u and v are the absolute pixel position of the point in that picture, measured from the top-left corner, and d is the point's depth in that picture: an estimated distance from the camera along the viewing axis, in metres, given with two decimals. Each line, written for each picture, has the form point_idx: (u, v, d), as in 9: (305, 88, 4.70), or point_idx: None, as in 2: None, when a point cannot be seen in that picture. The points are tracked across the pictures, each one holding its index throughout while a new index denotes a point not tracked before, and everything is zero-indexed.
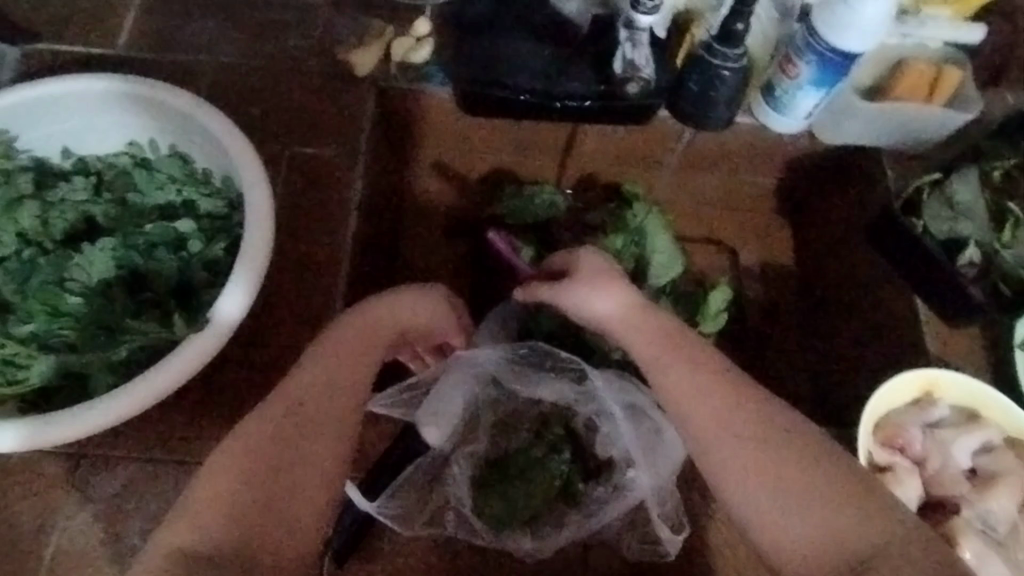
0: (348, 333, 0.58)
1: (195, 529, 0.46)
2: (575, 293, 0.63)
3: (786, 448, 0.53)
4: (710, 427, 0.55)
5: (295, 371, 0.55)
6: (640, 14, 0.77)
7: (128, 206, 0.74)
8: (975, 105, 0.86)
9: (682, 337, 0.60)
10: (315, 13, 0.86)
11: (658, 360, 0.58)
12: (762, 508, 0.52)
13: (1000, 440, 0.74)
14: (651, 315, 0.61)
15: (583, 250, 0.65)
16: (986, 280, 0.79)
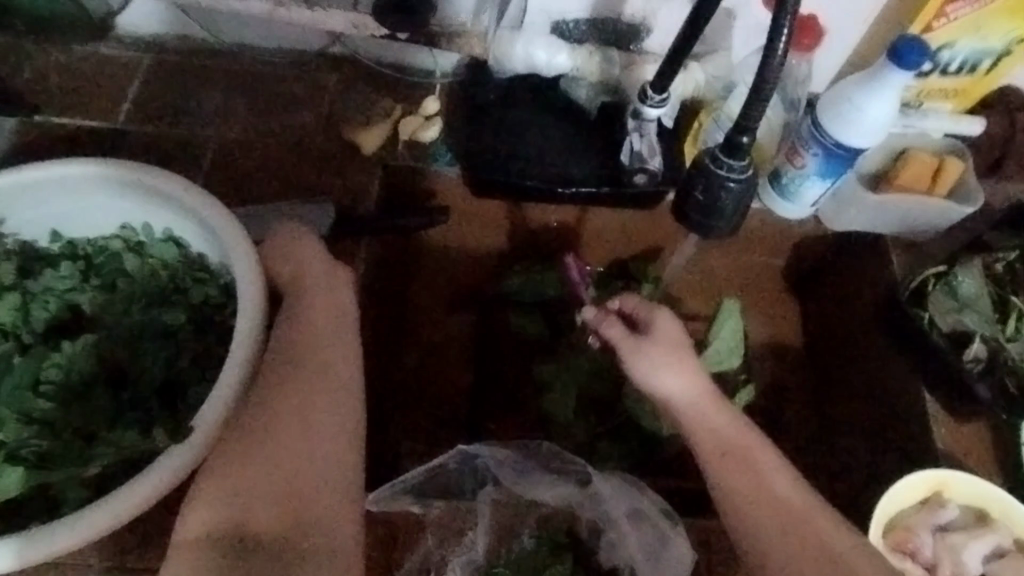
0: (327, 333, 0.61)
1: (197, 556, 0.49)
2: (648, 367, 0.63)
3: (818, 528, 0.54)
4: (746, 501, 0.56)
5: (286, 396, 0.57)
6: (648, 108, 0.75)
7: (116, 292, 0.73)
8: (975, 197, 0.87)
9: (744, 431, 0.60)
10: (323, 91, 0.89)
11: (719, 452, 0.58)
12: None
13: (1010, 543, 0.74)
14: (717, 404, 0.61)
15: (661, 316, 0.66)
16: (993, 376, 0.78)
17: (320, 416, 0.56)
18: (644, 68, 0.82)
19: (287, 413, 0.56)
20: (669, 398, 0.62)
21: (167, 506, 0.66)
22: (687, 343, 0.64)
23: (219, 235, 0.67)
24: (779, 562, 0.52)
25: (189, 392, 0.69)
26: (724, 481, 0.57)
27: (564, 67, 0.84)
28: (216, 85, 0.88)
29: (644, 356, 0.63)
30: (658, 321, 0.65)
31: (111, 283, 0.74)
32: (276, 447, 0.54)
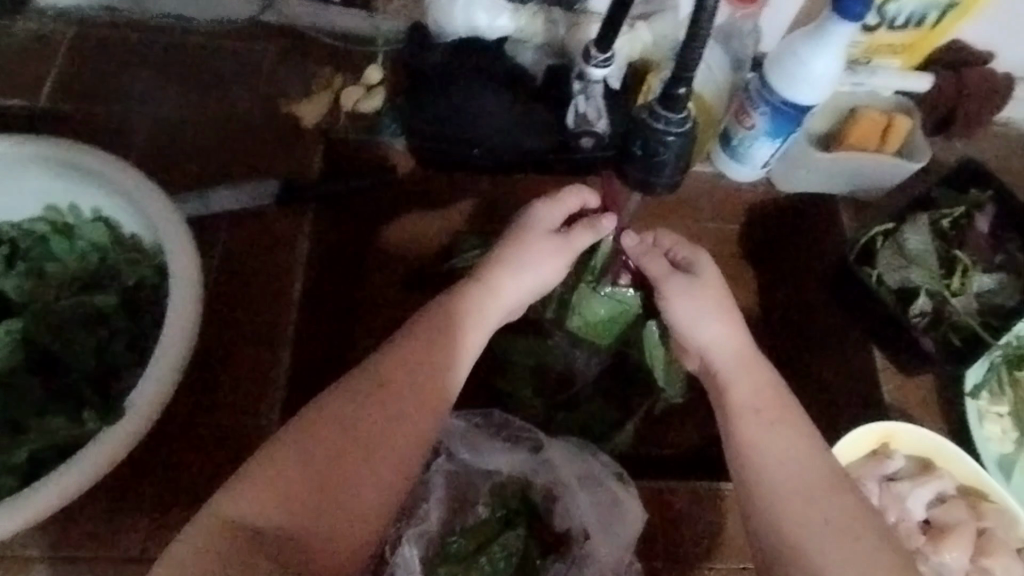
0: (413, 345, 0.57)
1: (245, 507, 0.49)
2: (696, 310, 0.65)
3: (831, 514, 0.55)
4: (770, 470, 0.57)
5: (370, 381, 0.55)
6: (593, 68, 0.75)
7: (44, 277, 0.72)
8: (923, 153, 0.87)
9: (777, 391, 0.61)
10: (261, 61, 0.87)
11: (755, 409, 0.60)
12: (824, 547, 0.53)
13: (953, 489, 0.76)
14: (760, 364, 0.63)
15: (706, 262, 0.68)
16: (936, 330, 0.80)
17: (384, 442, 0.53)
18: (588, 27, 0.81)
19: (340, 411, 0.54)
20: (711, 343, 0.64)
21: (113, 489, 0.67)
22: (727, 296, 0.66)
23: (150, 214, 0.67)
24: (809, 536, 0.54)
25: (124, 377, 0.68)
26: (754, 439, 0.58)
27: (506, 31, 0.82)
28: (145, 57, 0.86)
29: (692, 300, 0.65)
30: (703, 267, 0.67)
31: (41, 267, 0.73)
32: (360, 443, 0.53)
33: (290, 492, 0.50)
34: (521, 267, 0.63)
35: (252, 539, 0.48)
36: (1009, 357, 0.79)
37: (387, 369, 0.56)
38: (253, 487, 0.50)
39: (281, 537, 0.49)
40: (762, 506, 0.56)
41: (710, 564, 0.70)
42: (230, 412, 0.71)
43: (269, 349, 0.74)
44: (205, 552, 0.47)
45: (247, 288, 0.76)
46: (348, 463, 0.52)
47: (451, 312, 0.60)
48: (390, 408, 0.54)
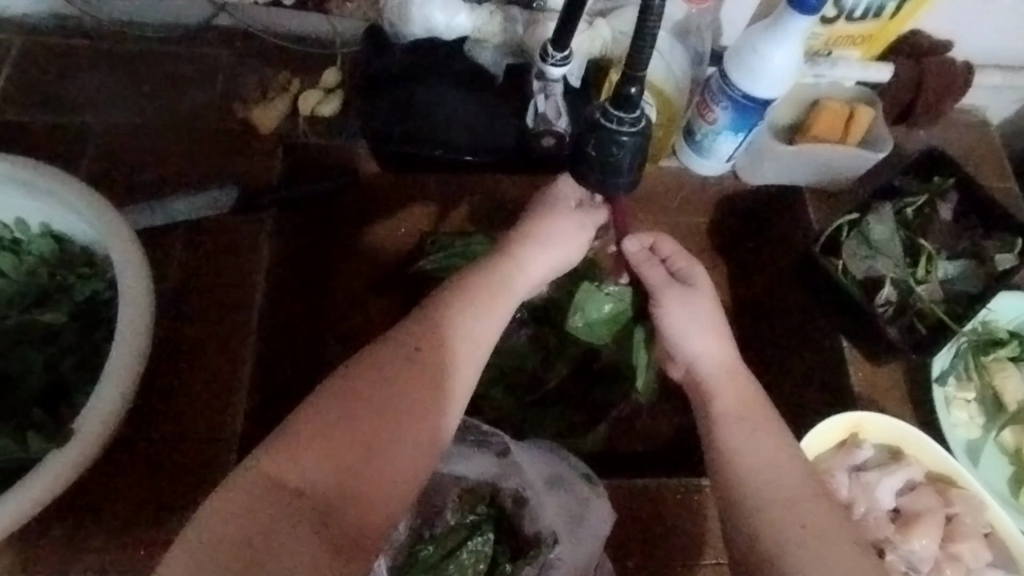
0: (432, 334, 0.56)
1: (285, 467, 0.48)
2: (685, 323, 0.65)
3: (815, 517, 0.54)
4: (753, 474, 0.57)
5: (386, 361, 0.54)
6: (550, 66, 0.74)
7: None
8: (885, 143, 0.87)
9: (761, 403, 0.61)
10: (216, 66, 0.86)
11: (737, 416, 0.60)
12: (807, 543, 0.52)
13: (921, 477, 0.76)
14: (744, 376, 0.63)
15: (701, 275, 0.68)
16: (902, 319, 0.80)
17: (403, 435, 0.51)
18: (546, 25, 0.79)
19: (366, 390, 0.52)
20: (699, 353, 0.64)
21: (70, 507, 0.66)
22: (719, 312, 0.67)
23: (99, 227, 0.66)
24: (792, 534, 0.53)
25: (78, 394, 0.67)
26: (741, 443, 0.58)
27: (463, 29, 0.80)
28: (97, 67, 0.84)
29: (684, 311, 0.66)
30: (700, 281, 0.68)
31: None
32: (395, 405, 0.52)
33: (329, 452, 0.49)
34: (545, 243, 0.65)
35: (293, 496, 0.47)
36: (975, 342, 0.82)
37: (422, 334, 0.56)
38: (292, 446, 0.49)
39: (322, 496, 0.48)
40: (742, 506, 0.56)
41: (682, 560, 0.70)
42: (191, 426, 0.70)
43: (228, 360, 0.73)
44: (238, 513, 0.46)
45: (206, 299, 0.75)
46: (384, 425, 0.51)
47: (483, 279, 0.60)
48: (425, 372, 0.54)
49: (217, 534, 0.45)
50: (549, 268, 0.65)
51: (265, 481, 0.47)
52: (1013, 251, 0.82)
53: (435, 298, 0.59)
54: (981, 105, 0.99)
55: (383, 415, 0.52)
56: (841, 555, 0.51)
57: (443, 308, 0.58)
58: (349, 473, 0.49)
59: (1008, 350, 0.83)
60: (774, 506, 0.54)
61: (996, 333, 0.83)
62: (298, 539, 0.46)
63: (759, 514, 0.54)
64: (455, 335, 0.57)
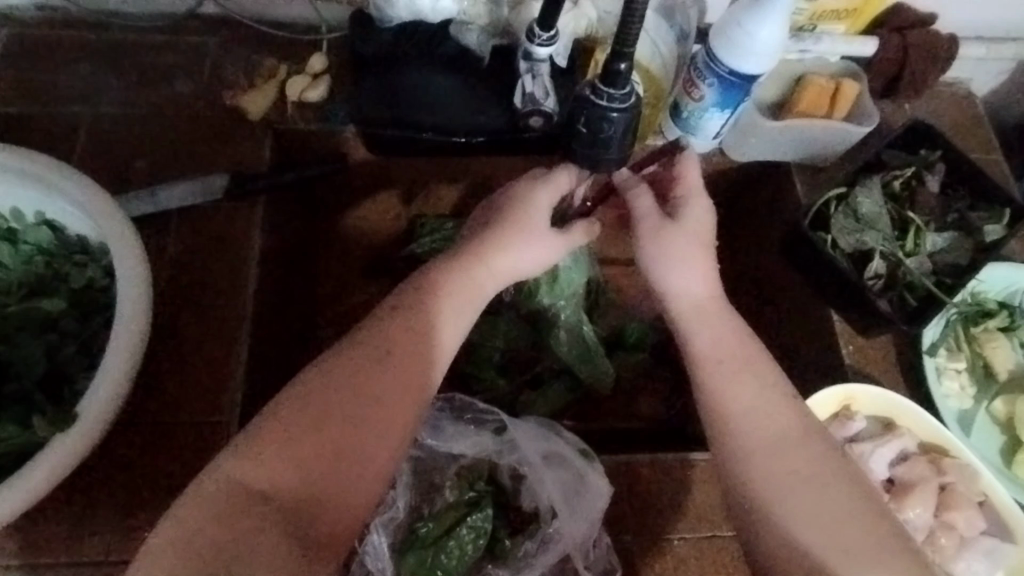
0: (395, 335, 0.56)
1: (260, 466, 0.49)
2: (671, 256, 0.63)
3: (798, 466, 0.55)
4: (738, 417, 0.58)
5: (343, 368, 0.54)
6: (537, 46, 0.75)
7: None
8: (871, 119, 0.87)
9: (748, 344, 0.61)
10: (203, 53, 0.86)
11: (717, 359, 0.60)
12: (783, 490, 0.54)
13: (914, 446, 0.77)
14: (725, 315, 0.63)
15: (699, 202, 0.65)
16: (892, 291, 0.81)
17: (372, 436, 0.52)
18: (530, 6, 0.79)
19: (331, 393, 0.53)
20: (682, 288, 0.63)
21: (73, 494, 0.66)
22: (712, 241, 0.65)
23: (91, 212, 0.66)
24: (774, 476, 0.55)
25: (77, 382, 0.67)
26: (720, 387, 0.59)
27: (449, 13, 0.80)
28: (83, 57, 0.84)
29: (668, 244, 0.63)
30: (689, 213, 0.65)
31: None
32: (358, 420, 0.52)
33: (294, 465, 0.50)
34: (515, 245, 0.63)
35: (262, 503, 0.48)
36: (964, 313, 0.83)
37: (388, 340, 0.56)
38: (257, 452, 0.49)
39: (293, 502, 0.49)
40: (730, 454, 0.57)
41: (682, 534, 0.70)
42: (189, 411, 0.70)
43: (222, 343, 0.72)
44: (208, 521, 0.47)
45: (195, 286, 0.74)
46: (356, 430, 0.52)
47: (452, 282, 0.60)
48: (397, 374, 0.55)
49: (181, 537, 0.46)
50: (523, 266, 0.64)
51: (237, 488, 0.48)
52: (1001, 222, 0.82)
53: (404, 301, 0.58)
54: (965, 78, 0.99)
55: (351, 415, 0.52)
56: (819, 504, 0.53)
57: (409, 313, 0.57)
58: (316, 474, 0.50)
59: (999, 321, 0.83)
60: (760, 452, 0.56)
61: (986, 304, 0.84)
62: (265, 542, 0.46)
63: (744, 464, 0.56)
64: (423, 342, 0.57)
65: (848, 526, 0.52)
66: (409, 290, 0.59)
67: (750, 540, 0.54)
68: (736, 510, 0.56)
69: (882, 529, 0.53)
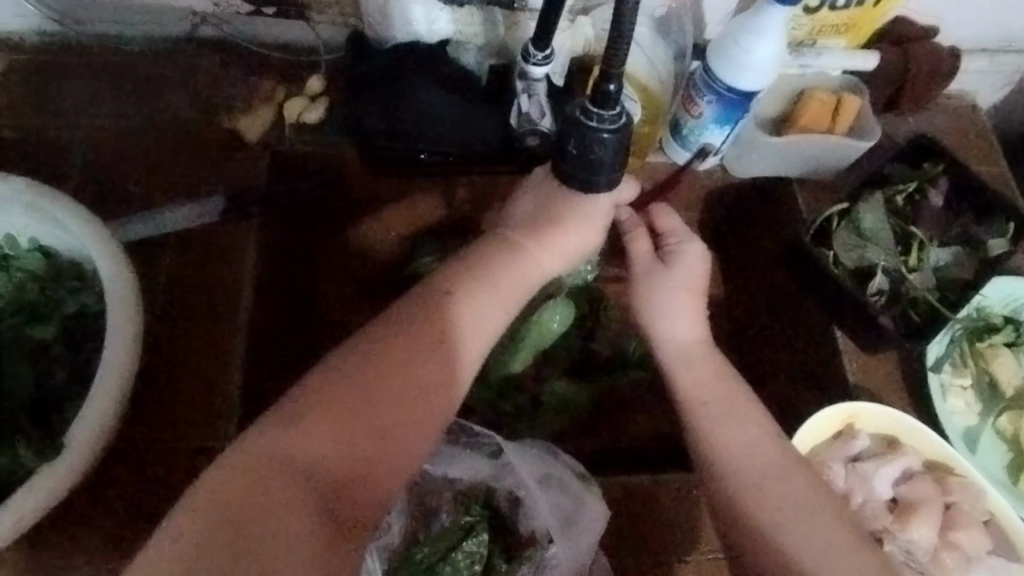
0: (417, 318, 0.57)
1: (300, 446, 0.49)
2: (662, 304, 0.65)
3: (795, 493, 0.56)
4: (726, 457, 0.58)
5: (394, 343, 0.55)
6: (532, 66, 0.74)
7: None
8: (873, 133, 0.86)
9: (730, 384, 0.62)
10: (202, 76, 0.86)
11: (700, 401, 0.61)
12: (773, 524, 0.55)
13: (918, 465, 0.76)
14: (710, 359, 0.64)
15: (690, 251, 0.67)
16: (897, 307, 0.79)
17: (396, 440, 0.52)
18: (526, 25, 0.80)
19: (364, 375, 0.53)
20: (670, 333, 0.65)
21: (66, 520, 0.66)
22: (702, 283, 0.67)
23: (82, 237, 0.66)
24: (762, 512, 0.55)
25: (69, 407, 0.68)
26: (708, 429, 0.60)
27: (446, 32, 0.80)
28: (82, 80, 0.85)
29: (661, 291, 0.65)
30: (682, 263, 0.66)
31: None
32: (388, 413, 0.52)
33: (330, 448, 0.50)
34: (560, 232, 0.66)
35: (297, 479, 0.48)
36: (970, 328, 0.82)
37: (447, 322, 0.57)
38: (300, 427, 0.50)
39: (334, 478, 0.49)
40: (722, 486, 0.58)
41: (682, 557, 0.70)
42: (182, 434, 0.70)
43: (218, 369, 0.73)
44: (219, 495, 0.47)
45: (190, 310, 0.75)
46: (383, 430, 0.52)
47: (503, 267, 0.62)
48: (436, 372, 0.55)
49: (198, 506, 0.46)
50: (566, 255, 0.67)
51: (266, 460, 0.48)
52: (1005, 236, 0.81)
53: (466, 283, 0.60)
54: (970, 89, 0.98)
55: (387, 406, 0.53)
56: (811, 533, 0.54)
57: (471, 294, 0.59)
58: (343, 470, 0.50)
59: (1005, 335, 0.82)
60: (749, 489, 0.57)
61: (991, 319, 0.82)
62: (284, 512, 0.47)
63: (733, 499, 0.57)
64: (477, 328, 0.59)
65: (843, 553, 0.53)
66: (467, 269, 0.61)
67: (749, 561, 0.56)
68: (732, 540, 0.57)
69: (873, 563, 0.52)
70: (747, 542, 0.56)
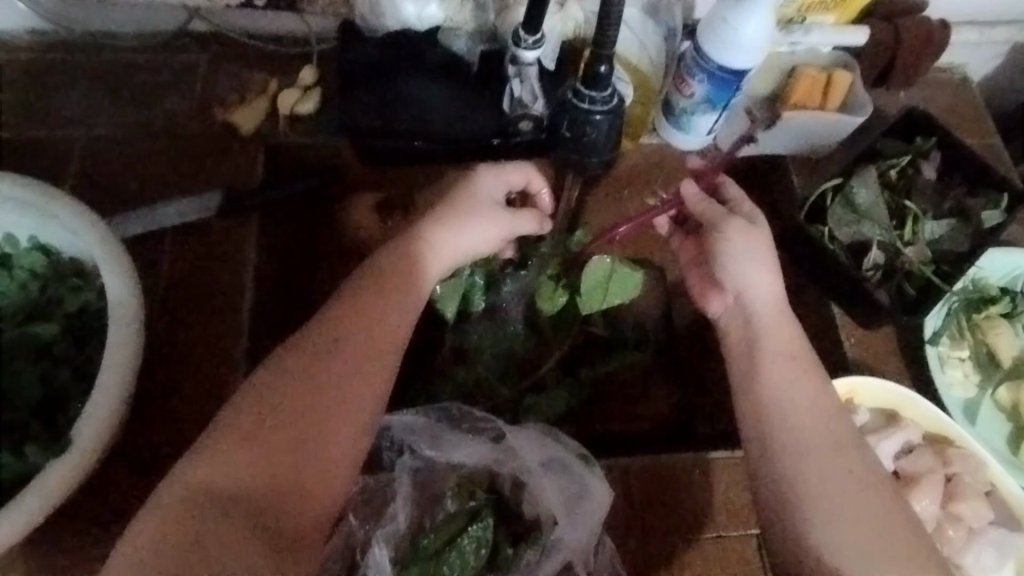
0: (339, 313, 0.58)
1: (221, 467, 0.50)
2: (744, 259, 0.64)
3: (843, 470, 0.55)
4: (797, 422, 0.57)
5: (302, 337, 0.57)
6: (523, 50, 0.74)
7: None
8: (865, 107, 0.86)
9: (801, 347, 0.62)
10: (193, 71, 0.86)
11: (782, 357, 0.60)
12: (831, 500, 0.54)
13: (919, 438, 0.76)
14: (790, 320, 0.63)
15: (761, 216, 0.67)
16: (892, 281, 0.80)
17: (332, 433, 0.53)
18: (516, 10, 0.79)
19: (300, 373, 0.54)
20: (749, 287, 0.63)
21: (76, 519, 0.66)
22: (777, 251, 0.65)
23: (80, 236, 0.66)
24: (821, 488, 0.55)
25: (72, 406, 0.68)
26: (783, 388, 0.59)
27: (436, 20, 0.80)
28: (74, 78, 0.85)
29: (743, 247, 0.64)
30: (761, 223, 0.66)
31: None
32: (325, 403, 0.54)
33: (257, 461, 0.51)
34: (456, 227, 0.64)
35: (219, 504, 0.49)
36: (967, 300, 0.83)
37: (343, 330, 0.57)
38: (220, 450, 0.51)
39: (250, 498, 0.49)
40: (783, 454, 0.56)
41: (688, 536, 0.70)
42: (186, 430, 0.70)
43: (219, 364, 0.73)
44: (174, 516, 0.48)
45: (189, 305, 0.75)
46: (313, 421, 0.53)
47: (391, 266, 0.61)
48: (352, 358, 0.56)
49: None
50: (471, 249, 0.65)
51: (189, 490, 0.49)
52: (999, 207, 0.81)
53: (353, 289, 0.60)
54: (961, 63, 0.99)
55: (292, 415, 0.52)
56: (864, 516, 0.54)
57: (360, 297, 0.58)
58: (279, 474, 0.51)
59: (1001, 307, 0.82)
60: (811, 460, 0.56)
61: (988, 291, 0.83)
62: (230, 539, 0.47)
63: (795, 469, 0.55)
64: (375, 327, 0.57)
65: (893, 538, 0.53)
66: (363, 274, 0.61)
67: (788, 535, 0.54)
68: (774, 508, 0.55)
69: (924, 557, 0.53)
70: (777, 516, 0.56)
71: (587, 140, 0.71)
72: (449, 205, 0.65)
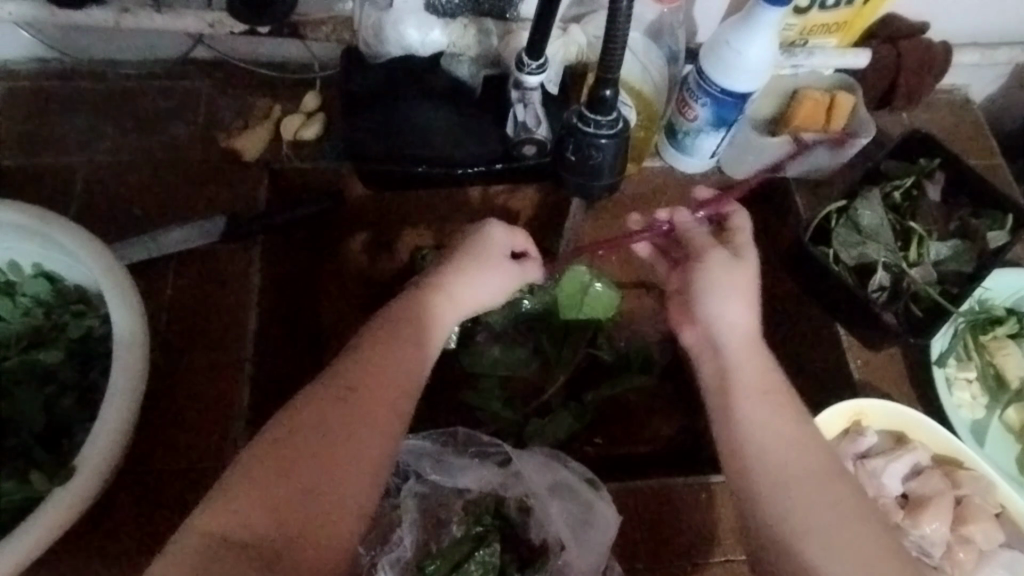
0: (352, 365, 0.57)
1: (229, 512, 0.49)
2: (726, 288, 0.64)
3: (836, 498, 0.54)
4: (785, 454, 0.56)
5: (312, 387, 0.56)
6: (526, 75, 0.74)
7: None
8: (869, 128, 0.86)
9: (775, 377, 0.61)
10: (198, 97, 0.87)
11: (761, 388, 0.60)
12: (832, 530, 0.53)
13: (927, 460, 0.75)
14: (760, 354, 0.62)
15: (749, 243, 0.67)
16: (898, 301, 0.79)
17: (341, 478, 0.52)
18: (519, 35, 0.81)
19: (305, 425, 0.53)
20: (728, 321, 0.63)
21: (78, 547, 0.66)
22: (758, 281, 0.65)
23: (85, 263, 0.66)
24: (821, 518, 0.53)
25: (76, 432, 0.68)
26: (768, 419, 0.58)
27: (439, 45, 0.81)
28: (80, 105, 0.85)
29: (725, 278, 0.64)
30: (749, 253, 0.66)
31: None
32: (334, 452, 0.52)
33: (265, 505, 0.49)
34: (468, 279, 0.64)
35: (229, 549, 0.47)
36: (973, 321, 0.81)
37: (355, 376, 0.56)
38: (227, 498, 0.49)
39: (259, 546, 0.48)
40: (776, 488, 0.55)
41: (696, 560, 0.70)
42: (189, 456, 0.70)
43: (223, 389, 0.73)
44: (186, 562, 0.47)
45: (193, 331, 0.75)
46: (319, 466, 0.51)
47: (402, 317, 0.61)
48: (361, 407, 0.55)
49: None
50: (481, 300, 0.65)
51: (201, 538, 0.48)
52: (1005, 228, 0.81)
53: (364, 340, 0.59)
54: (961, 83, 0.99)
55: (301, 462, 0.51)
56: (866, 543, 0.52)
57: (372, 347, 0.58)
58: (287, 519, 0.49)
59: (1008, 327, 0.82)
60: (805, 490, 0.55)
61: (994, 311, 0.82)
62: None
63: (789, 502, 0.54)
64: (387, 376, 0.57)
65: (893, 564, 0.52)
66: (373, 327, 0.60)
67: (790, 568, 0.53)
68: (770, 544, 0.54)
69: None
70: (773, 548, 0.54)
71: (592, 163, 0.71)
72: (459, 258, 0.65)
